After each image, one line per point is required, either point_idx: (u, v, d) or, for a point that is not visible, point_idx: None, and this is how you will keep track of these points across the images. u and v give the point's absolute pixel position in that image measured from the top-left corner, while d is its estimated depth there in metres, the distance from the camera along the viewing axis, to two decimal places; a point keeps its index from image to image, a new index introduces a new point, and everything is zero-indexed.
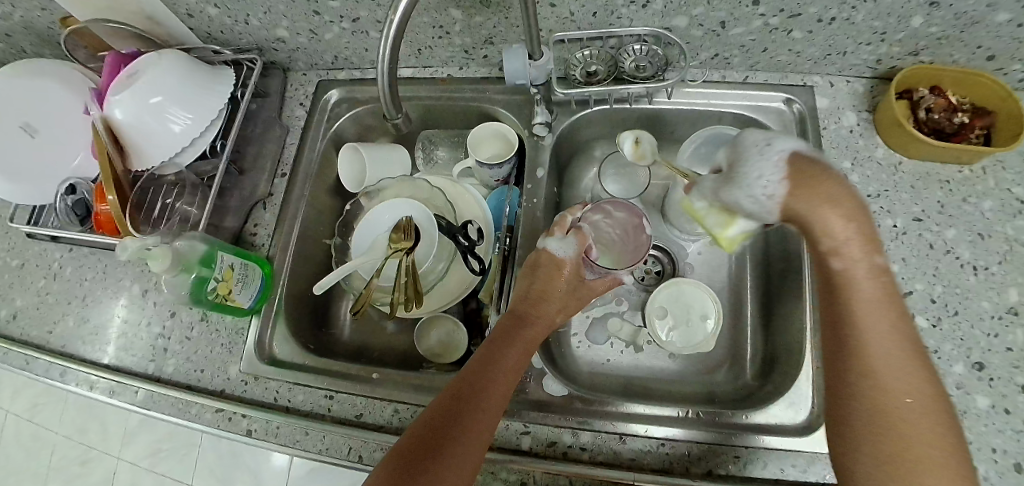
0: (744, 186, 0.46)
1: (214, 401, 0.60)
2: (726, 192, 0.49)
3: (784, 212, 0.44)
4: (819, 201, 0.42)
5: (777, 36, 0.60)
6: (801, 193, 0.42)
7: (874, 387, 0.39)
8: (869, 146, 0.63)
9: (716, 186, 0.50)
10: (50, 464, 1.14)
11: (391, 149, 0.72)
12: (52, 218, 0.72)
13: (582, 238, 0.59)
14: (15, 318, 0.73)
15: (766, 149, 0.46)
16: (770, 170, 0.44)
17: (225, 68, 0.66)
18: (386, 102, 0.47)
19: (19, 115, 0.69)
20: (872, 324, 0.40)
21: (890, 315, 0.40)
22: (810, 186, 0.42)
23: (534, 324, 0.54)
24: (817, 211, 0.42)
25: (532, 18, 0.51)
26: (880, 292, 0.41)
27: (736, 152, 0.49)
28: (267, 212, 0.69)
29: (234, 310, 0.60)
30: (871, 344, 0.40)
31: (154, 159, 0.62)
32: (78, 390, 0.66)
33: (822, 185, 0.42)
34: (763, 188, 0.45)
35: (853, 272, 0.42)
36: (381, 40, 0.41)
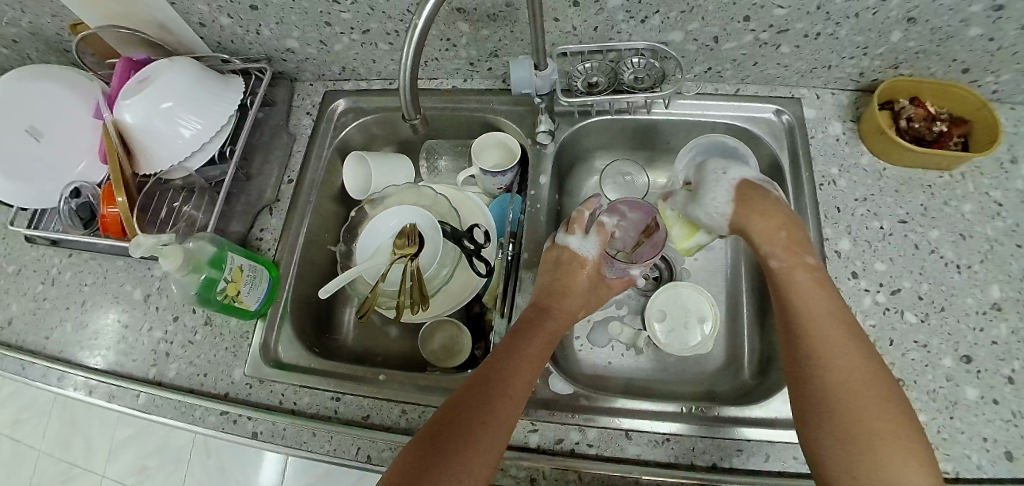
0: (703, 205, 0.60)
1: (218, 404, 0.59)
2: (688, 206, 0.62)
3: (735, 225, 0.57)
4: (755, 213, 0.55)
5: (766, 51, 0.64)
6: (744, 209, 0.56)
7: (830, 379, 0.44)
8: (855, 154, 0.67)
9: (683, 200, 0.62)
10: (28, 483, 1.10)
11: (397, 159, 0.74)
12: (53, 222, 0.73)
13: (603, 235, 0.62)
14: (10, 324, 0.72)
15: (721, 176, 0.59)
16: (726, 191, 0.58)
17: (234, 77, 0.68)
18: (407, 106, 0.49)
19: (27, 118, 0.70)
20: (819, 321, 0.47)
21: (834, 312, 0.48)
22: (749, 203, 0.56)
23: (557, 317, 0.58)
24: (761, 230, 0.54)
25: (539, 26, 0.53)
26: (823, 296, 0.49)
27: (700, 174, 0.62)
28: (274, 217, 0.69)
29: (239, 313, 0.59)
30: (822, 340, 0.46)
31: (162, 162, 0.63)
32: (76, 394, 0.65)
33: (757, 203, 0.56)
34: (716, 207, 0.59)
35: (795, 277, 0.51)
36: (403, 48, 0.43)
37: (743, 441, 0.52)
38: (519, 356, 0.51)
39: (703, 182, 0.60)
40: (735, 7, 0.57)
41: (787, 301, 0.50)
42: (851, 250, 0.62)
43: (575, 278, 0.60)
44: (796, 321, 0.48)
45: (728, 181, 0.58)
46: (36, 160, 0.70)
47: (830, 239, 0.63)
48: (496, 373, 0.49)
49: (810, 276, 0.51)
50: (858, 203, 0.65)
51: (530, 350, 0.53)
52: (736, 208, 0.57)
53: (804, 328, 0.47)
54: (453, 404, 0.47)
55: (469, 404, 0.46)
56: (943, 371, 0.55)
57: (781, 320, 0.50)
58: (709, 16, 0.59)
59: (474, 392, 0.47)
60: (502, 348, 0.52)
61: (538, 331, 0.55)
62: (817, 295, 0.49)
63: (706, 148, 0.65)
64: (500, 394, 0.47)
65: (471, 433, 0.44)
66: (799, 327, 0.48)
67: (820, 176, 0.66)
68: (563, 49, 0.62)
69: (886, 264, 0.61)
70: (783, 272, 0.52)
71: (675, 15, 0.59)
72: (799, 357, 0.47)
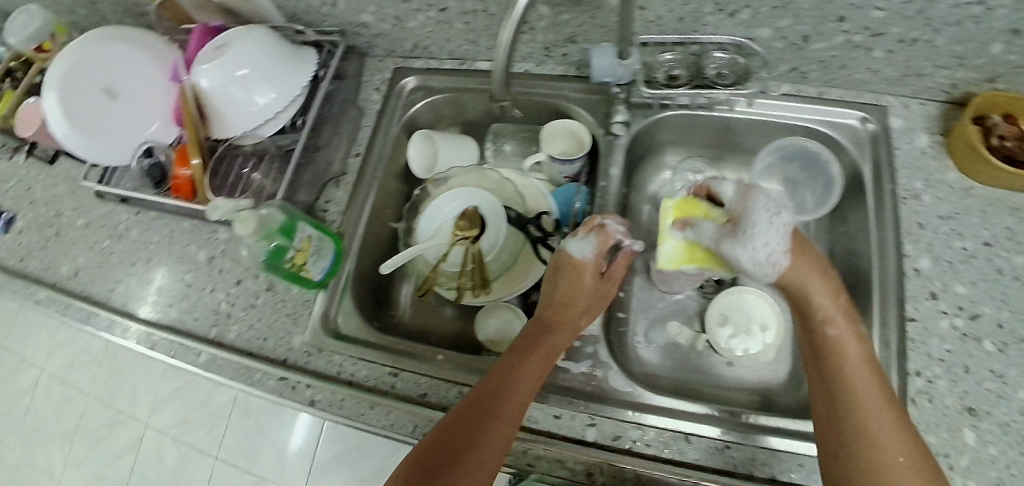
0: (749, 247, 0.51)
1: (278, 369, 0.60)
2: (721, 237, 0.52)
3: (786, 278, 0.51)
4: (814, 273, 0.50)
5: (857, 54, 0.61)
6: (794, 258, 0.51)
7: (867, 459, 0.41)
8: (940, 169, 0.64)
9: (713, 230, 0.53)
10: (78, 424, 1.21)
11: (462, 139, 0.74)
12: (124, 181, 0.74)
13: (605, 238, 0.59)
14: (77, 275, 0.74)
15: (774, 218, 0.51)
16: (776, 236, 0.51)
17: (307, 50, 0.68)
18: (496, 82, 0.51)
19: (103, 76, 0.70)
20: (870, 401, 0.43)
21: (886, 394, 0.44)
22: (800, 256, 0.51)
23: (557, 332, 0.56)
24: (814, 291, 0.50)
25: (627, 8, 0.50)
26: (874, 376, 0.45)
27: (743, 203, 0.53)
28: (341, 190, 0.69)
29: (303, 282, 0.60)
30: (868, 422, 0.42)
31: (235, 129, 0.64)
32: (139, 348, 0.67)
33: (807, 255, 0.51)
34: (759, 251, 0.51)
35: (847, 352, 0.47)
36: (502, 26, 0.43)
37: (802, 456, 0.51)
38: (521, 376, 0.51)
39: (747, 217, 0.51)
40: (831, 6, 0.55)
41: (836, 373, 0.46)
42: (932, 269, 0.60)
43: (575, 293, 0.58)
44: (844, 395, 0.44)
45: (781, 223, 0.51)
46: (110, 119, 0.70)
47: (910, 256, 0.61)
48: (497, 391, 0.49)
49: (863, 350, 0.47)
50: (942, 220, 0.63)
51: (531, 368, 0.52)
52: (789, 259, 0.51)
53: (853, 404, 0.44)
54: (455, 422, 0.47)
55: (469, 423, 0.47)
56: (1020, 404, 0.53)
57: (822, 388, 0.47)
58: (802, 14, 0.56)
59: (475, 410, 0.48)
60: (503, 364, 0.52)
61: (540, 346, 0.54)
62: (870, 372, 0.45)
63: (792, 152, 0.66)
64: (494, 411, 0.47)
65: (466, 453, 0.45)
66: (847, 402, 0.44)
67: (903, 190, 0.64)
68: (645, 39, 0.62)
69: (967, 288, 0.59)
70: (835, 343, 0.47)
71: (765, 11, 0.57)
72: (840, 434, 0.43)
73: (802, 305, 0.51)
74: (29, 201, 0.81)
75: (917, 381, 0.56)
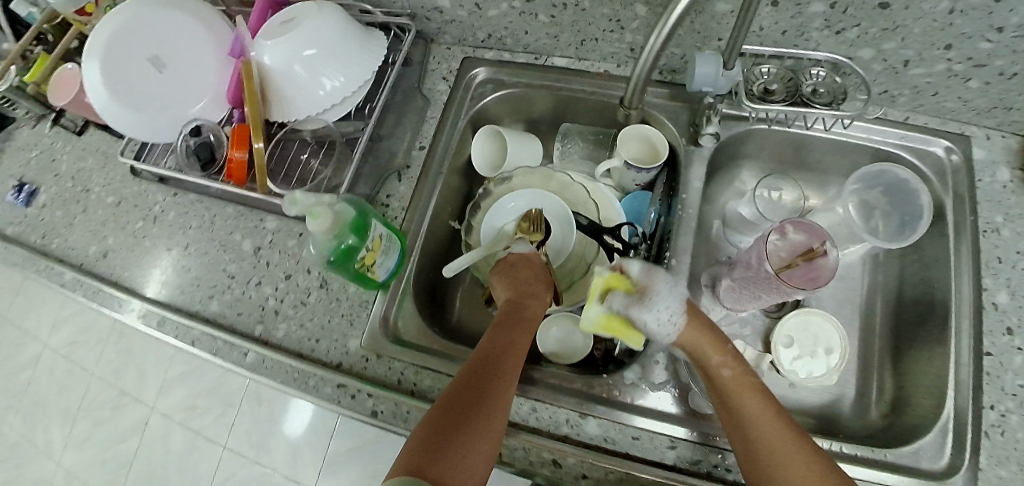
0: (657, 316, 0.51)
1: (333, 375, 0.56)
2: (637, 309, 0.51)
3: (683, 338, 0.51)
4: (697, 324, 0.52)
5: (953, 82, 0.60)
6: (689, 319, 0.52)
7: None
8: (1022, 204, 0.63)
9: (629, 302, 0.51)
10: (82, 402, 1.17)
11: (527, 138, 0.71)
12: (164, 160, 0.70)
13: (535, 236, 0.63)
14: (106, 256, 0.70)
15: (673, 287, 0.52)
16: (676, 306, 0.51)
17: (376, 32, 0.64)
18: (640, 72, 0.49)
19: (150, 45, 0.65)
20: (771, 432, 0.46)
21: (777, 419, 0.47)
22: (690, 314, 0.52)
23: (531, 306, 0.57)
24: (705, 340, 0.51)
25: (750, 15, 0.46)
26: (766, 403, 0.48)
27: (650, 275, 0.52)
28: (402, 184, 0.66)
29: (366, 283, 0.56)
30: (779, 453, 0.45)
31: (300, 113, 0.61)
32: (174, 341, 0.62)
33: (695, 313, 0.53)
34: (669, 318, 0.51)
35: (743, 386, 0.49)
36: (657, 25, 0.42)
37: (856, 479, 0.55)
38: (509, 350, 0.50)
39: (652, 288, 0.51)
40: (942, 33, 0.53)
41: (735, 412, 0.48)
42: (1010, 304, 0.59)
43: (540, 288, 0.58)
44: (750, 436, 0.47)
45: (678, 293, 0.52)
46: (149, 92, 0.65)
47: (988, 289, 0.60)
48: (485, 383, 0.46)
49: (750, 385, 0.49)
50: (1021, 255, 0.61)
51: (513, 358, 0.50)
52: (687, 320, 0.52)
53: (759, 441, 0.46)
54: (439, 417, 0.44)
55: (458, 418, 0.43)
56: None
57: (730, 430, 0.48)
58: (910, 38, 0.55)
59: (462, 403, 0.44)
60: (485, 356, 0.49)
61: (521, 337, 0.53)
62: (758, 403, 0.48)
63: (880, 177, 0.66)
64: (487, 401, 0.45)
65: (459, 446, 0.41)
66: (755, 440, 0.46)
67: (983, 223, 0.63)
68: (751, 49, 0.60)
69: None
70: (729, 380, 0.50)
71: (873, 32, 0.55)
72: (760, 474, 0.45)
73: (695, 356, 0.52)
74: (52, 174, 0.77)
75: (990, 414, 0.55)
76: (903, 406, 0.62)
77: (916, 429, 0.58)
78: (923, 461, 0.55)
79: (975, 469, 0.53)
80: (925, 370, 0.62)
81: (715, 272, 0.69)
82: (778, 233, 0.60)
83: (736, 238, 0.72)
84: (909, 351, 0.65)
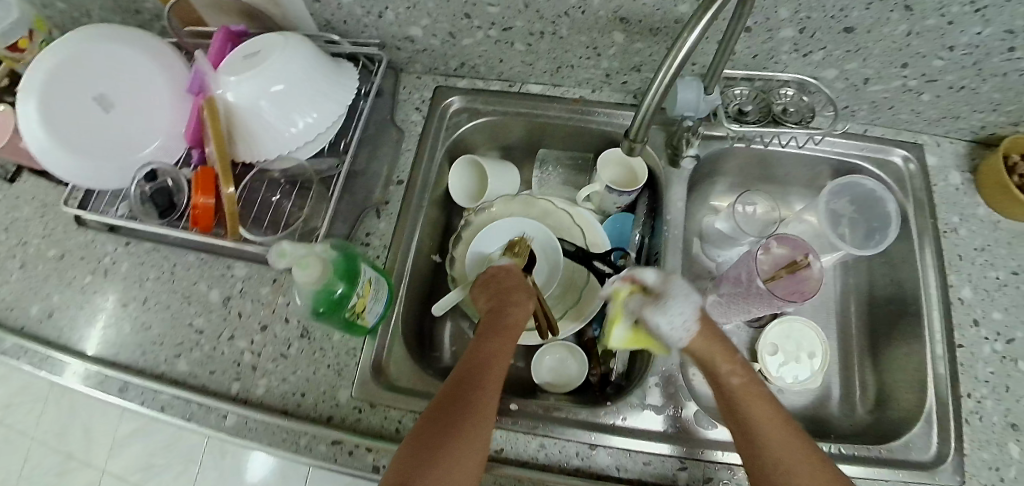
0: (673, 322, 0.45)
1: (326, 431, 0.53)
2: (651, 315, 0.46)
3: (698, 350, 0.47)
4: (710, 332, 0.48)
5: (907, 97, 0.64)
6: (704, 327, 0.47)
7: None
8: (972, 204, 0.68)
9: (643, 306, 0.46)
10: (20, 472, 1.05)
11: (503, 164, 0.70)
12: (114, 208, 0.63)
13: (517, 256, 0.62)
14: (51, 317, 0.63)
15: (688, 293, 0.46)
16: (688, 317, 0.46)
17: (347, 64, 0.62)
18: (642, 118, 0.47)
19: (96, 83, 0.59)
20: (782, 444, 0.44)
21: (788, 430, 0.45)
22: (705, 322, 0.48)
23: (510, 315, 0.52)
24: (716, 351, 0.47)
25: (731, 40, 0.49)
26: (776, 412, 0.46)
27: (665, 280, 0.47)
28: (382, 221, 0.63)
29: (355, 330, 0.53)
30: (789, 467, 0.43)
31: (270, 153, 0.58)
32: (140, 409, 0.56)
33: (708, 322, 0.48)
34: (684, 326, 0.45)
35: (754, 395, 0.46)
36: (659, 74, 0.42)
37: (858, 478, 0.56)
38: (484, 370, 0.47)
39: (668, 294, 0.46)
40: (898, 53, 0.57)
41: (745, 422, 0.45)
42: (973, 298, 0.64)
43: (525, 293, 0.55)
44: (761, 448, 0.44)
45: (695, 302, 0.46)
46: (92, 135, 0.59)
47: (953, 285, 0.64)
48: (466, 402, 0.44)
49: (759, 392, 0.47)
50: (976, 252, 0.66)
51: (500, 364, 0.48)
52: (699, 329, 0.47)
53: (772, 455, 0.44)
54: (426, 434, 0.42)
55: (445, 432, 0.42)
56: None
57: (741, 440, 0.46)
58: (870, 58, 0.58)
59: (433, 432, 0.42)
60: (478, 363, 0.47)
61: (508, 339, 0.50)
62: (769, 414, 0.45)
63: (846, 188, 0.69)
64: (472, 414, 0.43)
65: (441, 468, 0.40)
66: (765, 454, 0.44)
67: (943, 223, 0.68)
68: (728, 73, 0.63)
69: (1003, 314, 0.63)
70: (740, 390, 0.47)
71: (837, 54, 0.58)
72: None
73: (704, 364, 0.48)
74: None
75: (968, 402, 0.59)
76: (887, 401, 0.65)
77: (903, 423, 0.61)
78: (913, 453, 0.58)
79: (962, 455, 0.57)
80: (904, 366, 0.65)
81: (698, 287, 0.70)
82: (763, 246, 0.62)
83: (716, 253, 0.73)
84: (886, 349, 0.68)
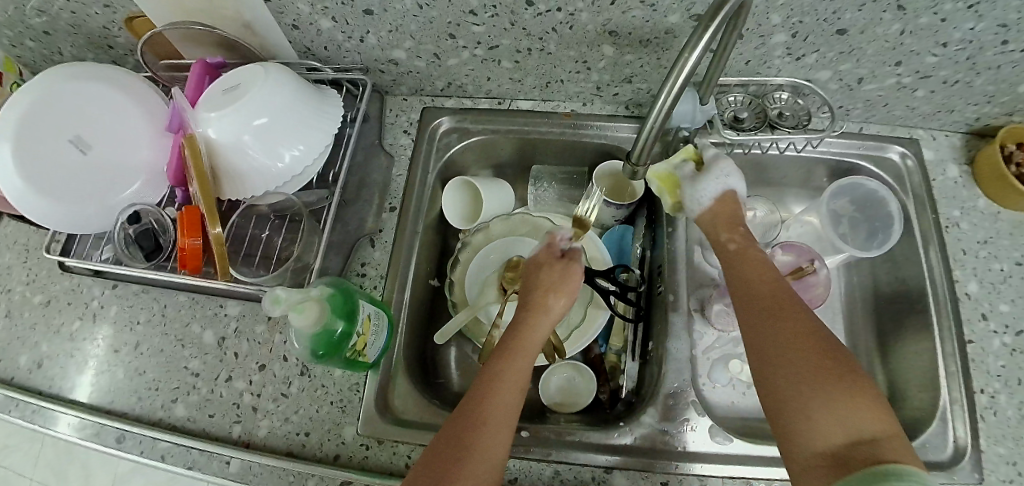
0: (697, 192, 0.53)
1: (333, 473, 0.51)
2: (686, 180, 0.55)
3: (708, 222, 0.53)
4: (721, 212, 0.52)
5: (902, 94, 0.63)
6: (722, 207, 0.53)
7: (776, 351, 0.41)
8: (971, 197, 0.68)
9: (687, 173, 0.55)
10: None
11: (498, 184, 0.68)
12: (99, 251, 0.62)
13: (553, 238, 0.54)
14: (41, 367, 0.61)
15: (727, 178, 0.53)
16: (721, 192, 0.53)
17: (331, 91, 0.60)
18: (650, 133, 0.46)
19: (72, 125, 0.57)
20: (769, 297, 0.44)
21: (779, 288, 0.45)
22: (726, 211, 0.52)
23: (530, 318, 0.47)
24: (722, 227, 0.52)
25: (726, 52, 0.47)
26: (769, 275, 0.46)
27: (714, 159, 0.54)
28: (377, 250, 0.62)
29: (357, 367, 0.51)
30: (775, 317, 0.43)
31: (256, 189, 0.56)
32: (139, 459, 0.54)
33: (728, 206, 0.52)
34: (703, 197, 0.53)
35: (747, 256, 0.49)
36: (665, 87, 0.41)
37: None
38: (498, 380, 0.43)
39: (712, 170, 0.53)
40: (892, 52, 0.56)
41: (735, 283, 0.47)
42: (978, 292, 0.63)
43: (557, 298, 0.48)
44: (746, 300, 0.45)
45: (730, 188, 0.53)
46: (70, 179, 0.56)
47: (959, 281, 0.64)
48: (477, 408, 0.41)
49: (749, 252, 0.49)
50: (979, 245, 0.66)
51: (510, 385, 0.42)
52: (719, 207, 0.53)
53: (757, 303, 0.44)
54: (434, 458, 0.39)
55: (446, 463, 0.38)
56: None
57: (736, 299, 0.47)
58: (864, 58, 0.57)
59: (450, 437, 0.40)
60: (479, 384, 0.42)
61: (520, 358, 0.44)
62: (758, 272, 0.47)
63: (848, 188, 0.68)
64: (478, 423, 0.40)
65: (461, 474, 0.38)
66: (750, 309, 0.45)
67: (945, 218, 0.67)
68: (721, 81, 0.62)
69: (1009, 306, 0.62)
70: (735, 253, 0.49)
71: (830, 56, 0.57)
72: (752, 332, 0.44)
73: (709, 234, 0.53)
74: None
75: (981, 398, 0.59)
76: (899, 401, 0.65)
77: (917, 422, 0.61)
78: (931, 453, 0.57)
79: (978, 452, 0.56)
80: (914, 364, 0.64)
81: (702, 296, 0.67)
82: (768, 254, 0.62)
83: None
84: (894, 347, 0.67)
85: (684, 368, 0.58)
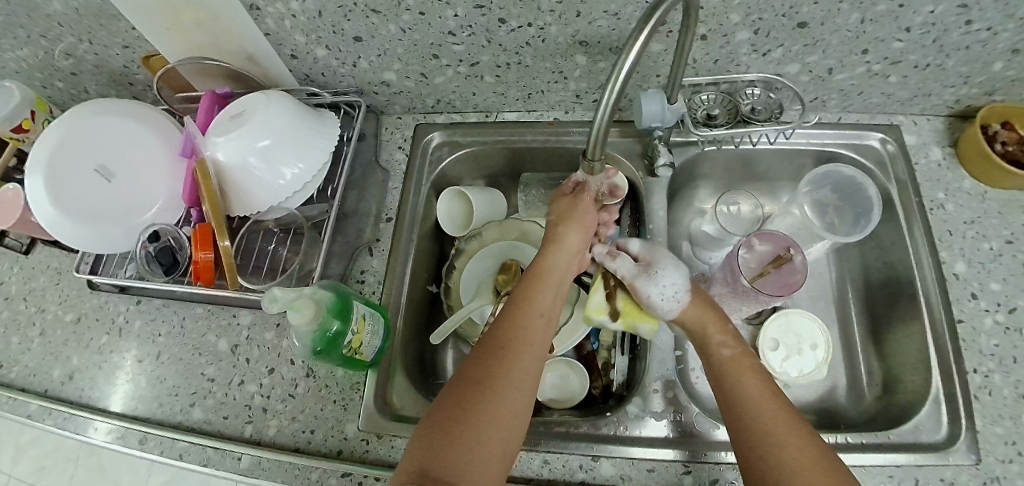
0: (659, 285, 0.55)
1: (337, 465, 0.54)
2: (643, 281, 0.56)
3: (687, 314, 0.55)
4: (702, 304, 0.56)
5: (875, 81, 0.65)
6: (695, 299, 0.56)
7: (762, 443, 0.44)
8: (956, 178, 0.69)
9: (635, 272, 0.56)
10: None
11: (490, 192, 0.72)
12: (124, 269, 0.67)
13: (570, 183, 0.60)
14: (72, 379, 0.66)
15: (674, 266, 0.56)
16: (681, 275, 0.56)
17: (329, 113, 0.65)
18: (603, 120, 0.45)
19: (96, 154, 0.63)
20: (772, 420, 0.45)
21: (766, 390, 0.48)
22: (699, 298, 0.56)
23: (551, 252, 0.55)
24: (710, 319, 0.54)
25: (685, 52, 0.50)
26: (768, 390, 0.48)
27: (652, 251, 0.58)
28: (375, 258, 0.66)
29: (355, 365, 0.55)
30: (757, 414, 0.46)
31: (261, 204, 0.61)
32: (160, 459, 0.59)
33: (700, 296, 0.57)
34: (671, 289, 0.55)
35: (740, 357, 0.51)
36: (608, 87, 0.43)
37: (869, 467, 0.55)
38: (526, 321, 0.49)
39: (656, 260, 0.57)
40: (855, 42, 0.58)
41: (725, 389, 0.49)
42: (968, 272, 0.63)
43: (572, 221, 0.57)
44: (744, 418, 0.46)
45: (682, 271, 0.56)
46: (95, 204, 0.62)
47: (947, 262, 0.64)
48: (500, 354, 0.46)
49: (740, 356, 0.51)
50: (966, 225, 0.66)
51: (538, 329, 0.49)
52: (690, 299, 0.55)
53: (755, 422, 0.45)
54: (462, 381, 0.45)
55: (478, 388, 0.43)
56: None
57: (725, 410, 0.48)
58: (829, 50, 0.60)
59: (475, 379, 0.44)
60: (510, 321, 0.49)
61: (546, 281, 0.53)
62: (750, 379, 0.49)
63: (823, 176, 0.69)
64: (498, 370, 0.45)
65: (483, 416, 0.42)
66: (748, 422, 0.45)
67: (929, 201, 0.68)
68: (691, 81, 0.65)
69: (1000, 284, 0.62)
70: (725, 356, 0.52)
71: (795, 49, 0.60)
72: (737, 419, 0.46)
73: (697, 330, 0.54)
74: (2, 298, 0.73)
75: (975, 377, 0.58)
76: (894, 386, 0.65)
77: (911, 405, 0.61)
78: (924, 436, 0.57)
79: (974, 433, 0.56)
80: (906, 348, 0.64)
81: None
82: (746, 244, 0.64)
83: (707, 255, 0.75)
84: (887, 332, 0.68)
85: (668, 359, 0.61)
